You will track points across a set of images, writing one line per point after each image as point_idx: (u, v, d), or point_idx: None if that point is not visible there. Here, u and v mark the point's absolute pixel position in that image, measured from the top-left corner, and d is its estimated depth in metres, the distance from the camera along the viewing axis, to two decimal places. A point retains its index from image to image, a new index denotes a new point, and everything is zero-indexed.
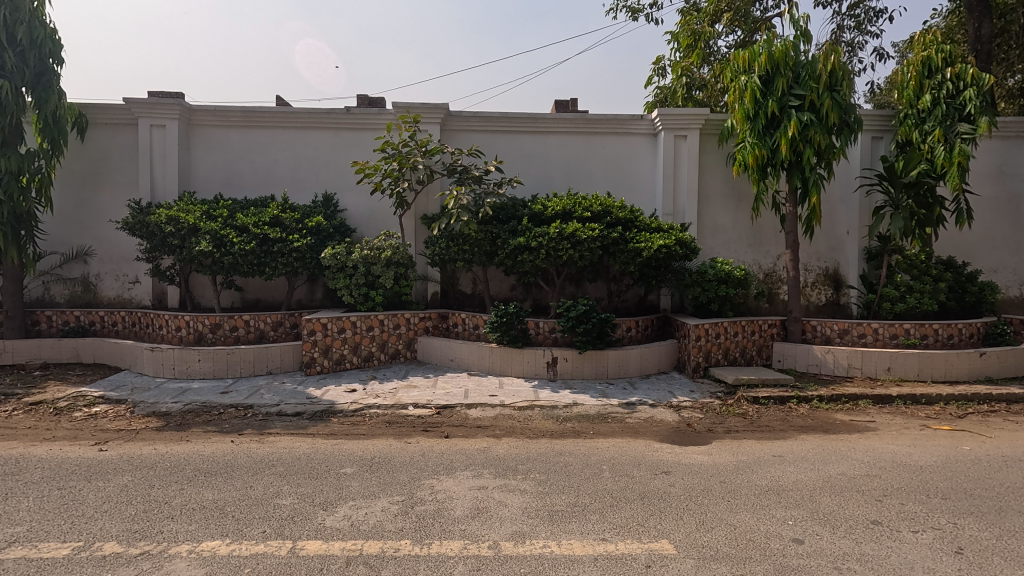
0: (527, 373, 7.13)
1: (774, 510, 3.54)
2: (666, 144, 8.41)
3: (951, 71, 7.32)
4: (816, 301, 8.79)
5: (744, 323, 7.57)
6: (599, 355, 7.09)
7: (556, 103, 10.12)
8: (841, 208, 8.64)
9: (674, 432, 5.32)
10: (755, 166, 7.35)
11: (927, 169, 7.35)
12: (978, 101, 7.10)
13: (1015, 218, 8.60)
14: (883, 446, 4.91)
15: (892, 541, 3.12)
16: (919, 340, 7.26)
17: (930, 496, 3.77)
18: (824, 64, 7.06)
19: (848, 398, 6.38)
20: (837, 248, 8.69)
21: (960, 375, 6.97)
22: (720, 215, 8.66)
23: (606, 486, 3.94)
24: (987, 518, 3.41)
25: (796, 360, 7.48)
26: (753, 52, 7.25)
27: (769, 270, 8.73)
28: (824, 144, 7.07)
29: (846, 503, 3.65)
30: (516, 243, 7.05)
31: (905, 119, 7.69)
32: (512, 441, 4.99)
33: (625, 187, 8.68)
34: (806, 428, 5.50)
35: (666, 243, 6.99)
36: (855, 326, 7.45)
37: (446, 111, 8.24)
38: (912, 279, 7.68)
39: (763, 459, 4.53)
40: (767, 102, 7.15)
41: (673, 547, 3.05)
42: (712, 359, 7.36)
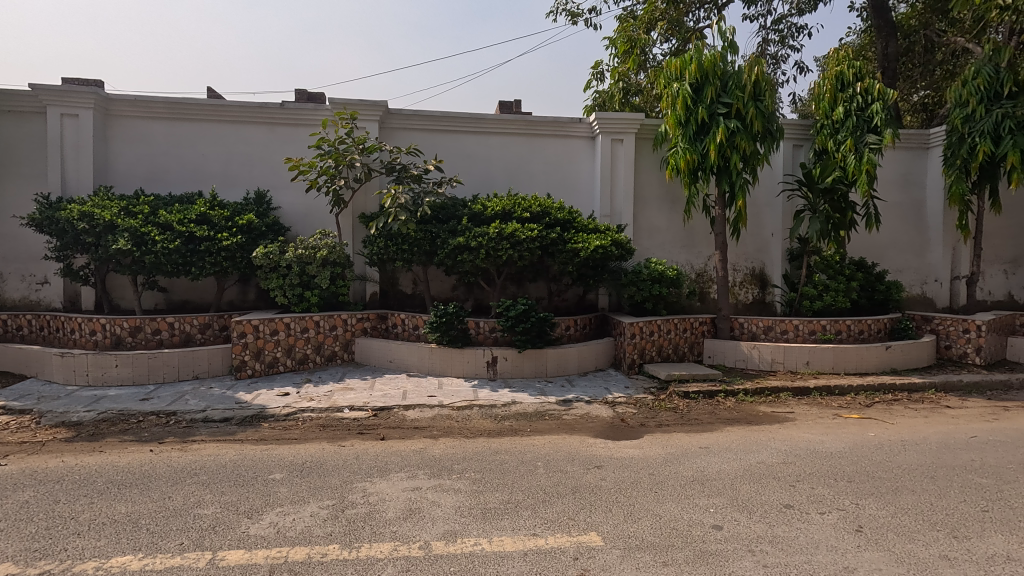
0: (467, 373, 7.13)
1: (698, 499, 3.71)
2: (604, 147, 8.63)
3: (861, 85, 7.90)
4: (744, 300, 9.25)
5: (677, 321, 7.87)
6: (538, 353, 7.19)
7: (499, 104, 10.18)
8: (766, 212, 9.14)
9: (608, 428, 5.49)
10: (687, 170, 7.65)
11: (841, 176, 7.89)
12: (884, 114, 7.67)
13: (918, 223, 9.38)
14: (800, 435, 5.24)
15: (801, 523, 3.34)
16: (834, 335, 7.77)
17: (838, 479, 4.06)
18: (749, 75, 7.45)
19: (771, 391, 6.77)
20: (763, 250, 9.19)
21: (869, 368, 7.53)
22: (656, 216, 8.97)
23: (540, 482, 4.01)
24: (885, 498, 3.70)
25: (725, 356, 7.84)
26: (684, 60, 7.54)
27: (700, 270, 9.12)
28: (749, 150, 7.45)
29: (763, 489, 3.88)
30: (456, 242, 7.04)
31: (822, 129, 8.22)
32: (449, 441, 4.98)
33: (565, 189, 8.83)
34: (731, 420, 5.79)
35: (603, 243, 7.16)
36: (778, 323, 7.90)
37: (385, 109, 8.11)
38: (828, 278, 8.25)
39: (691, 451, 4.73)
40: (697, 109, 7.47)
41: (601, 539, 3.14)
42: (647, 356, 7.63)
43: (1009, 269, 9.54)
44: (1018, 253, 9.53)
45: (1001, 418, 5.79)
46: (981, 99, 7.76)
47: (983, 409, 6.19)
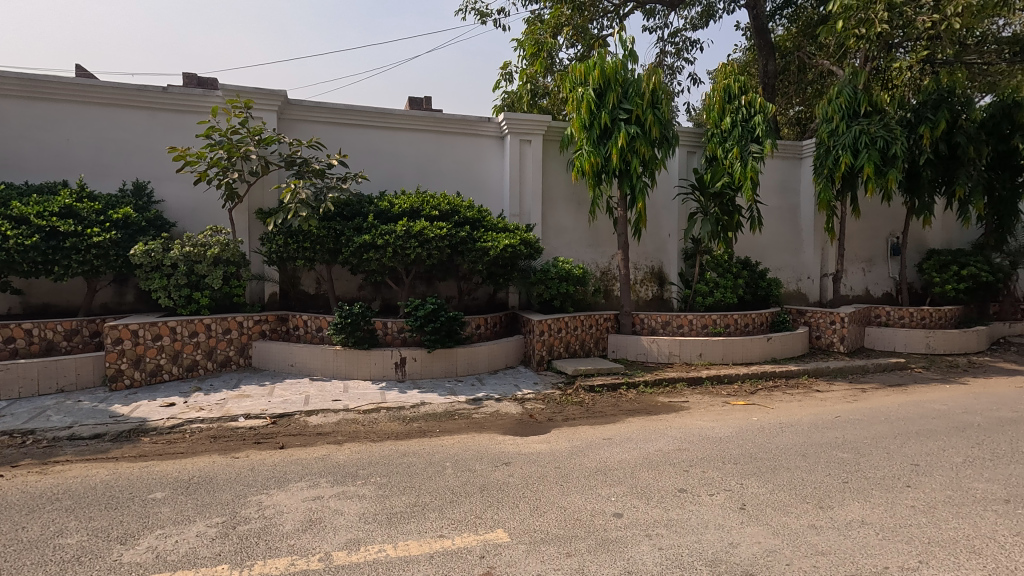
0: (374, 375, 6.93)
1: (600, 489, 3.86)
2: (512, 147, 8.74)
3: (745, 99, 8.60)
4: (645, 297, 9.74)
5: (583, 317, 8.14)
6: (448, 353, 7.14)
7: (408, 99, 9.97)
8: (663, 214, 9.69)
9: (517, 424, 5.57)
10: (591, 172, 7.93)
11: (728, 182, 8.57)
12: (765, 126, 8.40)
13: (794, 226, 10.39)
14: (693, 423, 5.60)
15: (693, 505, 3.58)
16: (723, 328, 8.40)
17: (725, 462, 4.39)
18: (647, 83, 7.84)
19: (669, 382, 7.19)
20: (661, 249, 9.74)
21: (754, 358, 8.22)
22: (563, 216, 9.23)
23: (448, 482, 3.98)
24: (764, 476, 4.06)
25: (627, 350, 8.22)
26: (588, 66, 7.81)
27: (605, 269, 9.50)
28: (648, 155, 7.86)
29: (660, 475, 4.11)
30: (362, 240, 6.80)
31: (712, 137, 8.84)
32: (354, 446, 4.81)
33: (474, 187, 8.82)
34: (632, 411, 6.10)
35: (512, 242, 7.24)
36: (675, 318, 8.41)
37: (284, 99, 7.67)
38: (718, 276, 8.91)
39: (595, 443, 4.91)
40: (600, 114, 7.77)
41: (507, 535, 3.17)
42: (555, 352, 7.82)
43: (866, 267, 10.82)
44: (873, 253, 10.84)
45: (859, 398, 6.56)
46: (843, 116, 8.74)
47: (845, 391, 6.99)
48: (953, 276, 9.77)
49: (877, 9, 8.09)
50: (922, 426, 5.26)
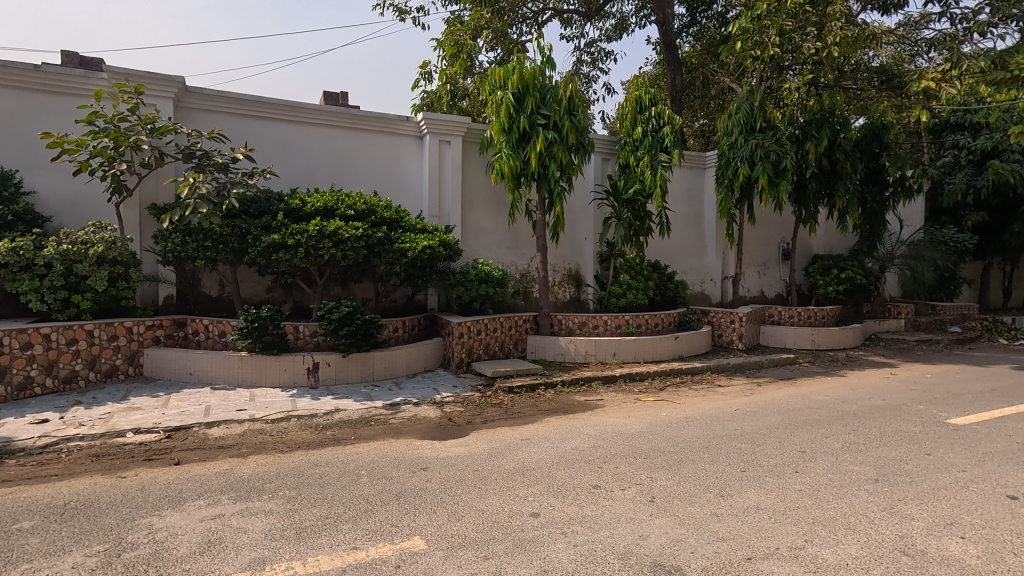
0: (284, 382, 6.57)
1: (518, 490, 3.89)
2: (431, 148, 8.64)
3: (655, 110, 9.06)
4: (562, 298, 9.99)
5: (502, 319, 8.18)
6: (364, 357, 6.92)
7: (323, 94, 9.58)
8: (580, 218, 9.98)
9: (435, 428, 5.50)
10: (510, 175, 8.00)
11: (640, 189, 8.98)
12: (673, 137, 8.88)
13: (698, 231, 11.09)
14: (607, 420, 5.80)
15: (606, 501, 3.70)
16: (635, 328, 8.77)
17: (637, 457, 4.59)
18: (564, 90, 8.04)
19: (584, 380, 7.41)
20: (578, 252, 10.03)
21: (663, 356, 8.67)
22: (483, 219, 9.26)
23: (363, 491, 3.85)
24: (671, 469, 4.28)
25: (546, 351, 8.38)
26: (508, 70, 7.89)
27: (524, 271, 9.64)
28: (565, 160, 8.06)
29: (576, 473, 4.22)
30: (270, 240, 6.43)
31: (625, 146, 9.23)
32: (261, 459, 4.53)
33: (392, 187, 8.61)
34: (549, 411, 6.23)
35: (431, 244, 7.14)
36: (591, 319, 8.67)
37: (182, 85, 7.09)
38: (631, 278, 9.33)
39: (513, 444, 4.95)
40: (519, 119, 7.88)
41: (424, 543, 3.11)
42: (474, 354, 7.81)
43: (761, 270, 11.75)
44: (767, 257, 11.79)
45: (755, 392, 7.11)
46: (741, 130, 9.45)
47: (743, 386, 7.54)
48: (833, 279, 10.85)
49: (770, 34, 8.83)
50: (807, 416, 5.78)
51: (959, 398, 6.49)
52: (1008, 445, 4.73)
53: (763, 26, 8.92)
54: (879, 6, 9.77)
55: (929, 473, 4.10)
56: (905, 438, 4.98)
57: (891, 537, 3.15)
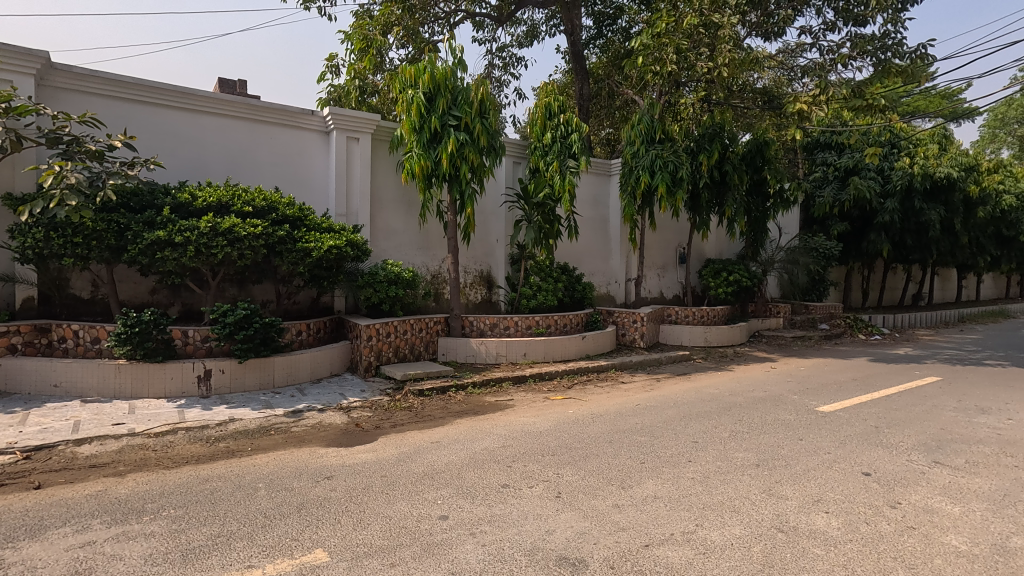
0: (170, 392, 6.03)
1: (426, 493, 3.84)
2: (338, 144, 8.33)
3: (563, 117, 9.35)
4: (474, 300, 10.02)
5: (413, 321, 8.05)
6: (263, 363, 6.51)
7: (218, 80, 8.92)
8: (492, 220, 10.08)
9: (341, 435, 5.30)
10: (421, 175, 7.90)
11: (549, 193, 9.21)
12: (580, 144, 9.21)
13: (604, 235, 11.60)
14: (516, 420, 5.89)
15: (514, 499, 3.76)
16: (545, 329, 8.98)
17: (545, 455, 4.70)
18: (475, 93, 8.07)
19: (495, 381, 7.48)
20: (489, 254, 10.11)
21: (571, 355, 8.95)
22: (392, 219, 9.07)
23: (261, 505, 3.63)
24: (577, 465, 4.43)
25: (457, 352, 8.36)
26: (418, 70, 7.81)
27: (435, 272, 9.55)
28: (476, 162, 8.08)
29: (485, 473, 4.24)
30: (154, 236, 5.88)
31: (535, 150, 9.43)
32: (142, 477, 4.12)
33: (296, 183, 8.19)
34: (460, 412, 6.21)
35: (337, 244, 6.86)
36: (502, 320, 8.77)
37: (45, 61, 6.30)
38: (541, 280, 9.56)
39: (422, 448, 4.89)
40: (430, 119, 7.82)
41: (327, 555, 2.99)
42: (383, 357, 7.62)
43: (661, 273, 12.50)
44: (666, 260, 12.56)
45: (655, 388, 7.54)
46: (643, 141, 10.03)
47: (644, 382, 7.98)
48: (723, 281, 11.78)
49: (668, 51, 9.46)
50: (700, 408, 6.23)
51: (826, 388, 7.27)
52: (863, 428, 5.38)
53: (662, 43, 9.55)
54: (762, 32, 10.74)
55: (801, 456, 4.57)
56: (782, 425, 5.51)
57: (769, 516, 3.47)
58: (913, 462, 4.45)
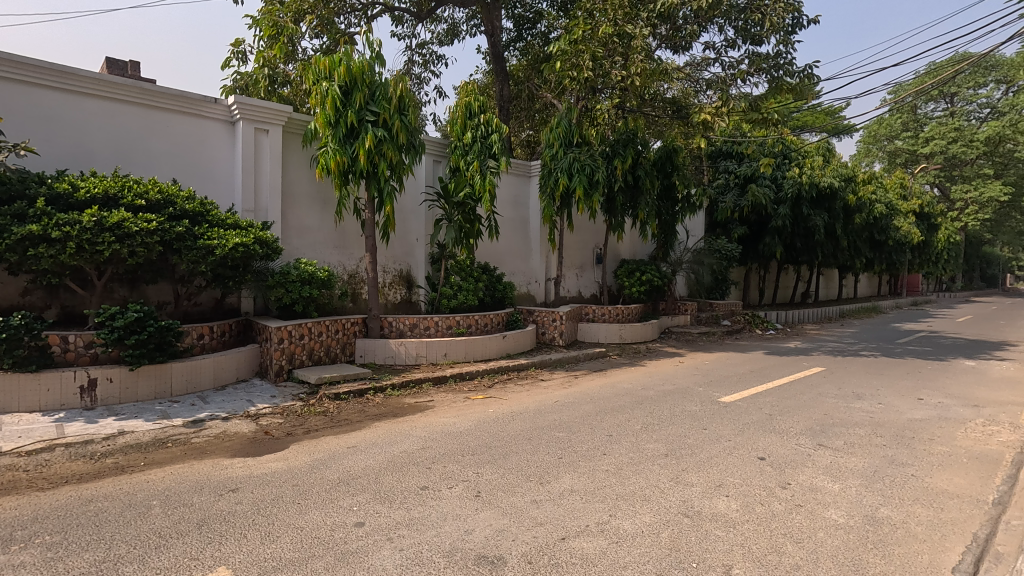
0: (46, 405, 5.41)
1: (341, 500, 3.72)
2: (245, 135, 7.85)
3: (484, 117, 9.37)
4: (393, 300, 9.76)
5: (328, 322, 7.74)
6: (158, 369, 6.00)
7: (105, 60, 8.10)
8: (411, 219, 9.91)
9: (248, 444, 5.00)
10: (337, 171, 7.61)
11: (470, 193, 9.20)
12: (500, 145, 9.28)
13: (524, 235, 11.76)
14: (436, 421, 5.83)
15: (434, 501, 3.72)
16: (466, 328, 8.93)
17: (465, 454, 4.69)
18: (394, 89, 7.85)
19: (415, 382, 7.36)
20: (409, 253, 9.92)
21: (491, 354, 8.99)
22: (306, 216, 8.68)
23: (155, 524, 3.34)
24: (497, 463, 4.46)
25: (375, 354, 8.14)
26: (334, 61, 7.54)
27: (352, 271, 9.24)
28: (395, 160, 7.88)
29: (404, 476, 4.16)
30: (26, 231, 5.24)
31: (455, 149, 9.38)
32: (11, 502, 3.66)
33: (196, 175, 7.62)
34: (378, 415, 6.06)
35: (244, 242, 6.45)
36: (422, 320, 8.64)
37: None
38: (461, 279, 9.53)
39: (338, 453, 4.72)
40: (346, 113, 7.56)
41: (231, 572, 2.81)
42: (296, 360, 7.27)
43: (578, 273, 12.87)
44: (583, 260, 12.95)
45: (573, 384, 7.76)
46: (561, 144, 10.29)
47: (562, 379, 8.18)
48: (637, 281, 12.33)
49: (585, 58, 9.77)
50: (615, 403, 6.48)
51: (728, 381, 7.82)
52: (759, 416, 5.84)
53: (579, 50, 9.85)
54: (671, 45, 11.33)
55: (705, 445, 4.88)
56: (689, 416, 5.86)
57: (676, 503, 3.67)
58: (801, 445, 4.88)
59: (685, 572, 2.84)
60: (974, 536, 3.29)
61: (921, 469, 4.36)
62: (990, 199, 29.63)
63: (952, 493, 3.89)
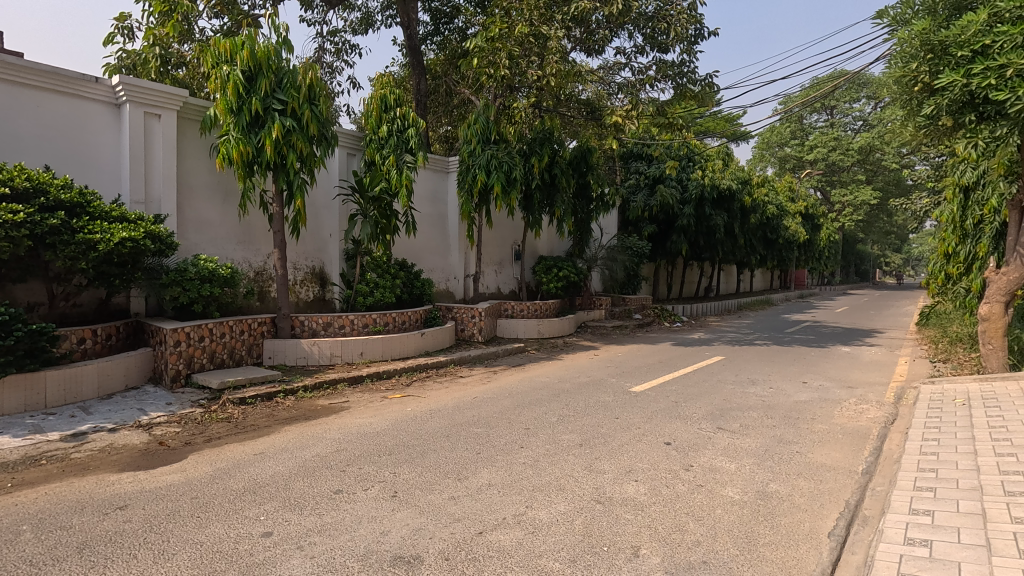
0: None
1: (247, 510, 3.52)
2: (133, 119, 7.17)
3: (400, 111, 9.19)
4: (305, 298, 9.31)
5: (232, 322, 7.26)
6: (29, 378, 5.36)
7: None
8: (324, 213, 9.53)
9: (140, 456, 4.59)
10: (240, 162, 7.15)
11: (386, 187, 8.99)
12: (417, 139, 9.14)
13: (442, 231, 11.68)
14: (352, 422, 5.66)
15: (348, 504, 3.61)
16: (383, 326, 8.72)
17: (381, 455, 4.59)
18: (303, 77, 7.50)
19: (329, 384, 7.09)
20: (321, 249, 9.53)
21: (410, 352, 8.84)
22: (205, 209, 8.09)
23: (25, 552, 2.99)
24: (415, 462, 4.41)
25: (285, 355, 7.75)
26: (235, 45, 7.07)
27: (259, 268, 8.73)
28: (306, 151, 7.51)
29: (316, 481, 4.01)
30: None
31: (370, 143, 9.13)
32: None
33: (74, 162, 6.84)
34: (289, 419, 5.78)
35: (132, 237, 5.90)
36: (336, 319, 8.32)
37: None
38: (378, 276, 9.30)
39: (243, 461, 4.45)
40: (250, 100, 7.12)
41: None
42: (196, 364, 6.76)
43: (497, 269, 12.96)
44: (502, 257, 13.07)
45: (492, 380, 7.82)
46: (479, 140, 10.31)
47: (481, 375, 8.22)
48: (554, 276, 12.63)
49: (501, 56, 9.85)
50: (532, 397, 6.61)
51: (639, 371, 8.22)
52: (666, 404, 6.20)
53: (496, 48, 9.91)
54: (585, 48, 11.67)
55: (617, 433, 5.10)
56: (602, 406, 6.10)
57: (590, 490, 3.82)
58: (703, 429, 5.23)
59: (597, 556, 2.95)
60: (846, 503, 3.68)
61: (805, 446, 4.82)
62: (862, 203, 33.18)
63: (829, 466, 4.34)
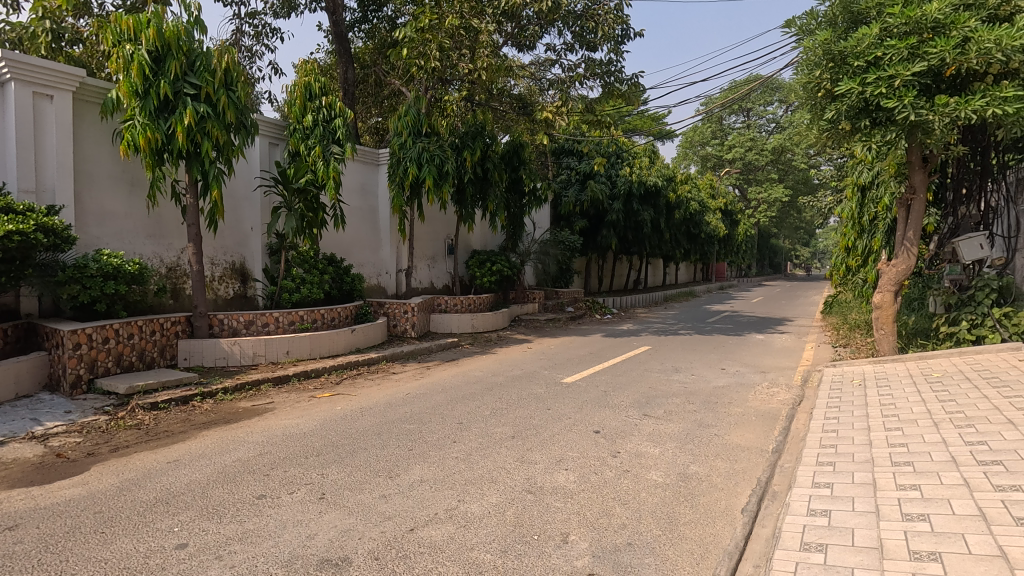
0: None
1: (159, 522, 3.29)
2: (20, 99, 6.46)
3: (325, 100, 8.86)
4: (224, 295, 8.76)
5: (142, 322, 6.75)
6: None
7: None
8: (244, 206, 9.03)
9: (33, 470, 4.19)
10: (148, 149, 6.63)
11: (312, 179, 8.64)
12: (344, 130, 8.86)
13: (372, 225, 11.39)
14: (276, 423, 5.44)
15: (271, 509, 3.47)
16: (310, 323, 8.40)
17: (308, 456, 4.44)
18: (218, 60, 7.05)
19: (252, 385, 6.76)
20: (242, 244, 9.02)
21: (339, 350, 8.57)
22: (107, 199, 7.45)
23: None
24: (343, 462, 4.29)
25: (203, 356, 7.30)
26: (140, 22, 6.55)
27: (171, 264, 8.17)
28: (222, 140, 7.08)
29: (237, 487, 3.81)
30: None
31: (294, 132, 8.74)
32: None
33: None
34: (207, 423, 5.46)
35: (21, 229, 5.35)
36: (259, 317, 7.92)
37: None
38: (305, 272, 8.95)
39: (155, 470, 4.17)
40: (158, 82, 6.62)
41: None
42: (99, 368, 6.23)
43: (430, 263, 12.82)
44: (435, 251, 12.94)
45: (425, 375, 7.74)
46: (410, 133, 10.13)
47: (414, 371, 8.12)
48: (488, 271, 12.65)
49: (432, 48, 9.71)
50: (465, 391, 6.61)
51: (570, 363, 8.42)
52: (595, 394, 6.39)
53: (426, 39, 9.76)
54: (516, 43, 11.72)
55: (548, 424, 5.20)
56: (534, 398, 6.20)
57: (521, 481, 3.88)
58: (630, 417, 5.43)
59: (527, 545, 3.01)
60: (758, 480, 3.95)
61: (722, 428, 5.11)
62: (775, 200, 35.48)
63: (743, 447, 4.63)
